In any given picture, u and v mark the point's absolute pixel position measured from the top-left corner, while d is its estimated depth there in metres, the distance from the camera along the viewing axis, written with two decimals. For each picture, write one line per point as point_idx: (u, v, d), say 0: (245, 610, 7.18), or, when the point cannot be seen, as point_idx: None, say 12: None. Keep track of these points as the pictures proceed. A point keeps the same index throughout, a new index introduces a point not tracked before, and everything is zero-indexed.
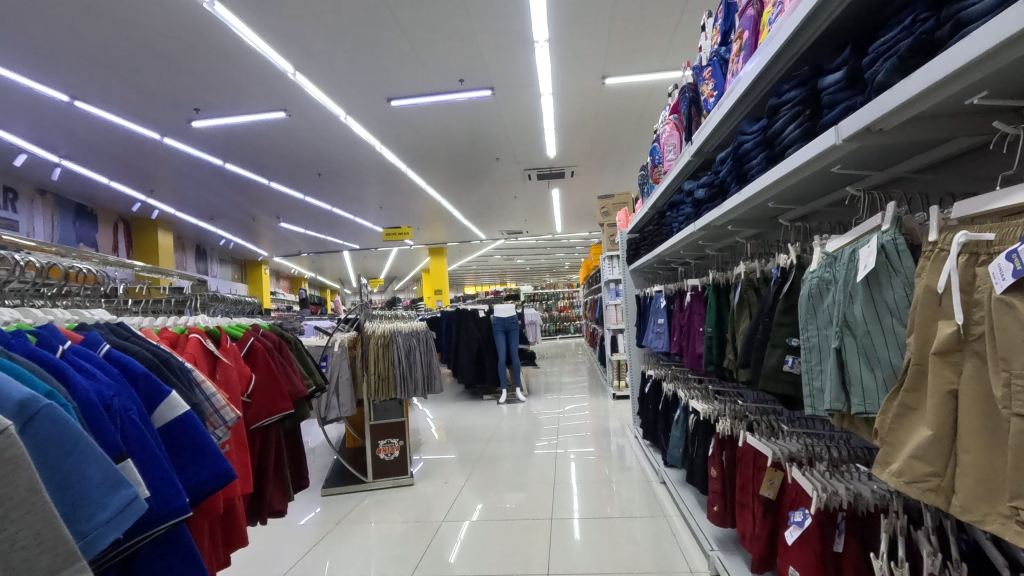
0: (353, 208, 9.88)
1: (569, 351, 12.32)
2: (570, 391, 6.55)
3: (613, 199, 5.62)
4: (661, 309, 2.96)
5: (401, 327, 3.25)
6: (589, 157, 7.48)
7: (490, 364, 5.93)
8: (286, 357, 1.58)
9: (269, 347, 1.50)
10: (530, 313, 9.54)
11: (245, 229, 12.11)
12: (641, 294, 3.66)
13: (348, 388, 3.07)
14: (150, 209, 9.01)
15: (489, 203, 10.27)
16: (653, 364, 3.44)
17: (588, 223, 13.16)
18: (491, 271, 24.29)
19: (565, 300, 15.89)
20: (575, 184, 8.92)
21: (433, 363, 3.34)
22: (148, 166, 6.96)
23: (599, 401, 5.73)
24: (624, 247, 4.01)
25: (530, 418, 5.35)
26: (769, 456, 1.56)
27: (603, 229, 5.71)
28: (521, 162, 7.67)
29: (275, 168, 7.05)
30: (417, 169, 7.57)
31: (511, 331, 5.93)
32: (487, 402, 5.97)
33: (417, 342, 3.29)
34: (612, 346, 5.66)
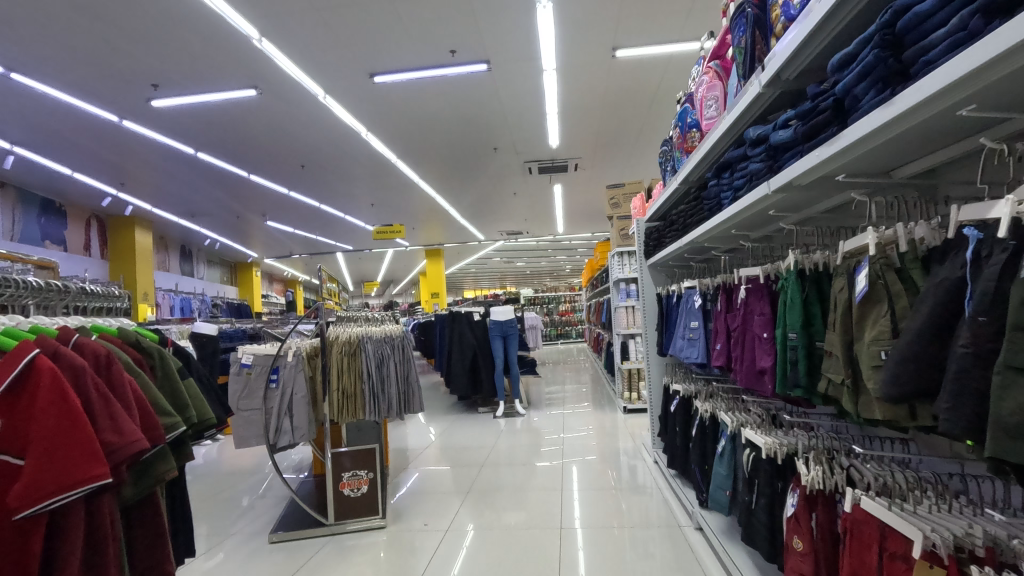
0: (343, 205, 9.29)
1: (572, 357, 11.67)
2: (575, 404, 5.92)
3: (624, 187, 5.03)
4: (695, 310, 2.38)
5: (373, 331, 2.63)
6: (594, 147, 6.92)
7: (486, 373, 5.33)
8: (113, 382, 1.17)
9: (80, 370, 1.09)
10: (531, 317, 8.92)
11: (233, 229, 11.55)
12: (662, 292, 3.08)
13: (305, 406, 2.49)
14: (124, 205, 8.45)
15: (488, 201, 9.71)
16: (681, 378, 2.84)
17: (591, 223, 12.58)
18: (491, 274, 23.72)
19: (566, 303, 15.27)
20: (580, 178, 8.33)
21: (412, 377, 2.71)
22: (113, 154, 6.38)
23: (608, 414, 5.12)
24: (641, 238, 3.44)
25: (531, 433, 4.74)
26: (919, 543, 0.97)
27: (612, 223, 5.14)
28: (521, 153, 7.10)
29: (253, 158, 6.49)
30: (408, 161, 7.01)
31: (510, 337, 5.30)
32: (482, 416, 5.35)
33: (391, 350, 2.64)
34: (622, 353, 5.05)
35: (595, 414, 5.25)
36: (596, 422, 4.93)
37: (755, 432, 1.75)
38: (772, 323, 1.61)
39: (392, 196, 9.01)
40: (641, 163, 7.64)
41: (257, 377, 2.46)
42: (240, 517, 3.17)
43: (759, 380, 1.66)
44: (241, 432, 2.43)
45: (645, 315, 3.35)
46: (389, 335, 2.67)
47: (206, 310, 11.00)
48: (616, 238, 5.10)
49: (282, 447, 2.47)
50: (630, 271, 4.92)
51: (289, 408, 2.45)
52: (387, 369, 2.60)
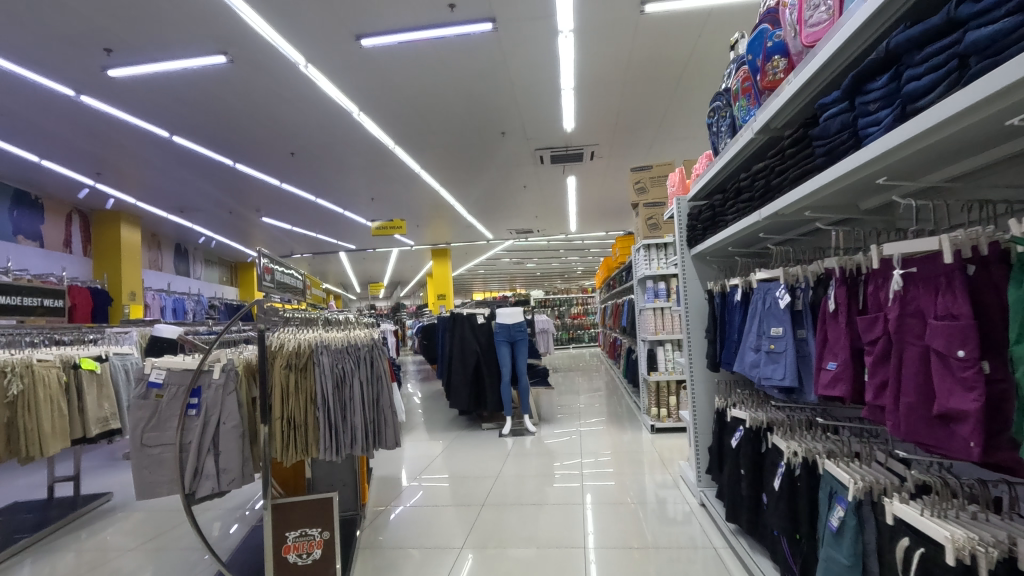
0: (341, 199, 8.68)
1: (585, 363, 10.97)
2: (593, 419, 5.21)
3: (650, 169, 4.38)
4: (779, 311, 1.69)
5: (331, 338, 1.96)
6: (613, 130, 6.24)
7: (490, 384, 4.65)
8: None
9: None
10: (542, 319, 8.24)
11: (229, 227, 10.97)
12: (714, 289, 2.38)
13: (237, 440, 1.83)
14: (105, 198, 7.88)
15: (496, 196, 9.06)
16: (743, 404, 2.17)
17: (605, 221, 11.89)
18: (500, 275, 23.06)
19: (578, 306, 14.62)
20: (595, 168, 7.64)
21: (383, 401, 2.04)
22: (80, 137, 5.77)
23: (632, 434, 4.42)
24: (682, 222, 2.75)
25: (543, 454, 4.05)
26: None
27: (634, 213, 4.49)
28: (533, 138, 6.43)
29: (235, 142, 5.88)
30: (407, 147, 6.38)
31: (518, 342, 4.59)
32: (486, 432, 4.67)
33: (355, 363, 1.97)
34: (649, 363, 4.32)
35: (617, 432, 4.55)
36: (618, 442, 4.21)
37: (923, 518, 1.05)
38: (972, 335, 0.92)
39: (392, 189, 8.38)
40: (664, 149, 6.94)
41: (172, 400, 1.79)
42: (178, 569, 2.51)
43: (943, 432, 0.97)
44: (145, 476, 1.76)
45: (687, 318, 2.67)
46: (353, 342, 1.99)
47: (199, 310, 10.42)
48: (640, 229, 4.41)
49: (203, 498, 1.79)
50: (658, 268, 4.22)
51: (214, 443, 1.79)
52: (348, 389, 1.92)
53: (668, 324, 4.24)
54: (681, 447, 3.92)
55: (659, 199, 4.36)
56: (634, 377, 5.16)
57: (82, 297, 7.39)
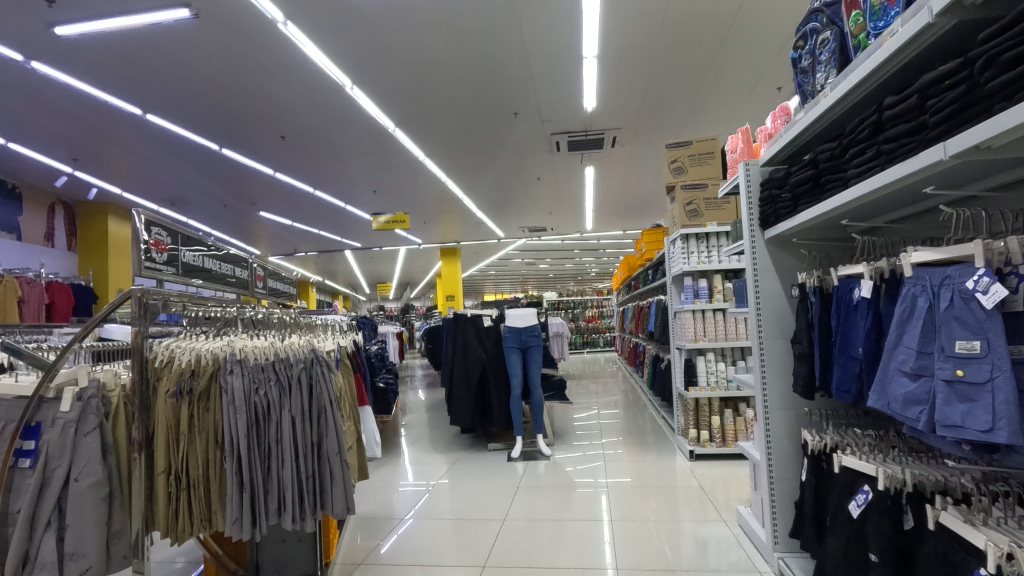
0: (341, 191, 8.11)
1: (601, 369, 10.29)
2: (617, 437, 4.53)
3: (689, 146, 3.72)
4: (973, 312, 1.00)
5: (251, 349, 1.34)
6: (637, 108, 5.62)
7: (497, 397, 3.99)
8: None
9: None
10: (556, 322, 7.58)
11: (226, 223, 10.42)
12: (809, 282, 1.70)
13: (98, 510, 1.18)
14: (87, 188, 7.35)
15: (507, 189, 8.46)
16: (857, 451, 1.49)
17: (623, 218, 11.25)
18: (511, 277, 22.47)
19: (593, 309, 13.96)
20: (616, 156, 6.99)
21: (330, 444, 1.40)
22: (45, 114, 5.22)
23: (665, 458, 3.75)
24: (751, 194, 2.07)
25: (561, 481, 3.39)
26: None
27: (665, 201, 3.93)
28: (548, 119, 5.81)
29: (219, 120, 5.32)
30: (409, 128, 5.79)
31: (532, 349, 3.91)
32: (492, 453, 4.01)
33: (285, 389, 1.33)
34: (687, 376, 3.62)
35: (647, 455, 3.87)
36: (649, 469, 3.54)
37: None
38: None
39: (396, 180, 7.80)
40: (692, 132, 6.28)
41: None
42: None
43: None
44: None
45: (759, 320, 2.00)
46: (285, 355, 1.36)
47: None
48: (676, 217, 3.74)
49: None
50: (699, 263, 3.55)
51: (56, 512, 1.14)
52: (274, 426, 1.30)
53: (710, 329, 3.54)
54: (726, 477, 3.25)
55: (699, 179, 3.68)
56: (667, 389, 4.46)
57: (60, 293, 6.84)
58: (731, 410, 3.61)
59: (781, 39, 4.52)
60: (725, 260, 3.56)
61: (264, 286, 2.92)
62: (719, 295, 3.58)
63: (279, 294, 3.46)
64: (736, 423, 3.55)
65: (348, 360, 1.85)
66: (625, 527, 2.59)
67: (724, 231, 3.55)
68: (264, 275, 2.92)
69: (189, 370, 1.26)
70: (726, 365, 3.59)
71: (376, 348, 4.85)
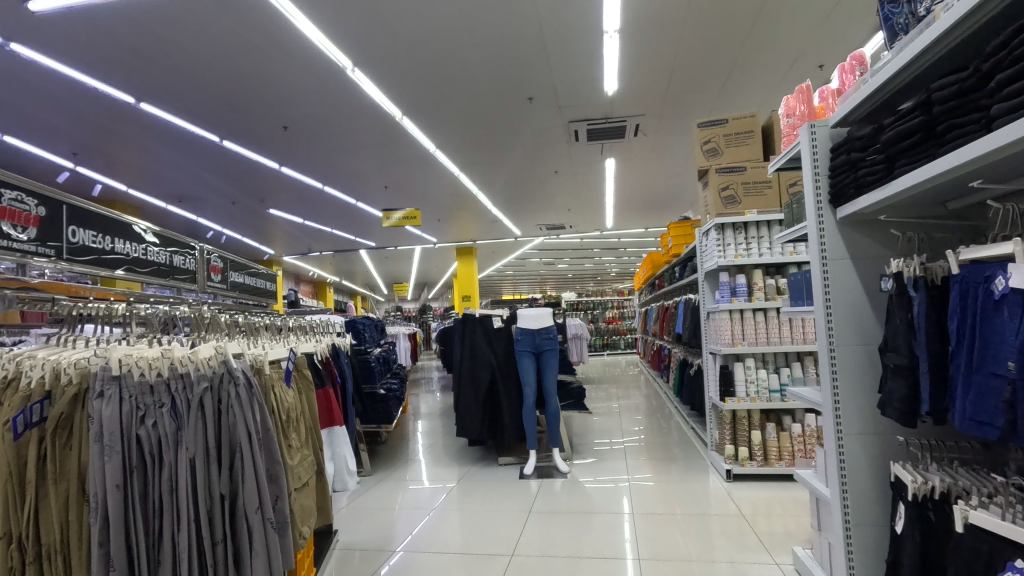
0: (351, 187, 7.82)
1: (622, 373, 9.83)
2: (642, 450, 4.09)
3: (725, 124, 3.27)
4: None
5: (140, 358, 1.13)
6: (662, 90, 5.20)
7: (508, 406, 3.61)
8: None
9: None
10: (575, 324, 7.14)
11: (237, 221, 10.22)
12: (908, 273, 1.29)
13: None
14: (91, 184, 7.16)
15: (524, 184, 8.10)
16: (997, 506, 1.07)
17: (646, 215, 10.79)
18: (530, 277, 22.07)
19: (613, 309, 13.48)
20: (639, 145, 6.56)
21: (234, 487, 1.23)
22: (37, 103, 5.00)
23: (698, 476, 3.31)
24: (818, 165, 1.64)
25: (581, 502, 2.99)
26: None
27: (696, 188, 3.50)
28: (566, 105, 5.43)
29: (218, 105, 5.07)
30: (417, 115, 5.46)
31: (546, 352, 3.52)
32: (502, 468, 3.61)
33: (173, 420, 1.17)
34: (722, 385, 3.17)
35: (677, 473, 3.43)
36: (679, 489, 3.11)
37: None
38: None
39: (408, 175, 7.48)
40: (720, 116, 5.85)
41: None
42: None
43: None
44: None
45: (830, 323, 1.59)
46: (182, 373, 1.18)
47: None
48: (710, 205, 3.30)
49: None
50: (737, 257, 3.14)
51: None
52: (164, 466, 1.14)
53: (750, 331, 3.12)
54: (770, 503, 2.80)
55: (735, 162, 3.23)
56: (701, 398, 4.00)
57: None
58: (774, 425, 3.15)
59: (825, 9, 4.07)
60: (767, 253, 3.13)
61: (219, 277, 2.71)
62: (760, 292, 3.14)
63: (250, 293, 3.23)
64: (781, 440, 3.08)
65: (308, 373, 1.60)
66: (656, 567, 2.18)
67: (766, 220, 3.11)
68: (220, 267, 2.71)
69: (41, 391, 1.13)
70: (767, 372, 3.14)
71: (381, 351, 4.49)
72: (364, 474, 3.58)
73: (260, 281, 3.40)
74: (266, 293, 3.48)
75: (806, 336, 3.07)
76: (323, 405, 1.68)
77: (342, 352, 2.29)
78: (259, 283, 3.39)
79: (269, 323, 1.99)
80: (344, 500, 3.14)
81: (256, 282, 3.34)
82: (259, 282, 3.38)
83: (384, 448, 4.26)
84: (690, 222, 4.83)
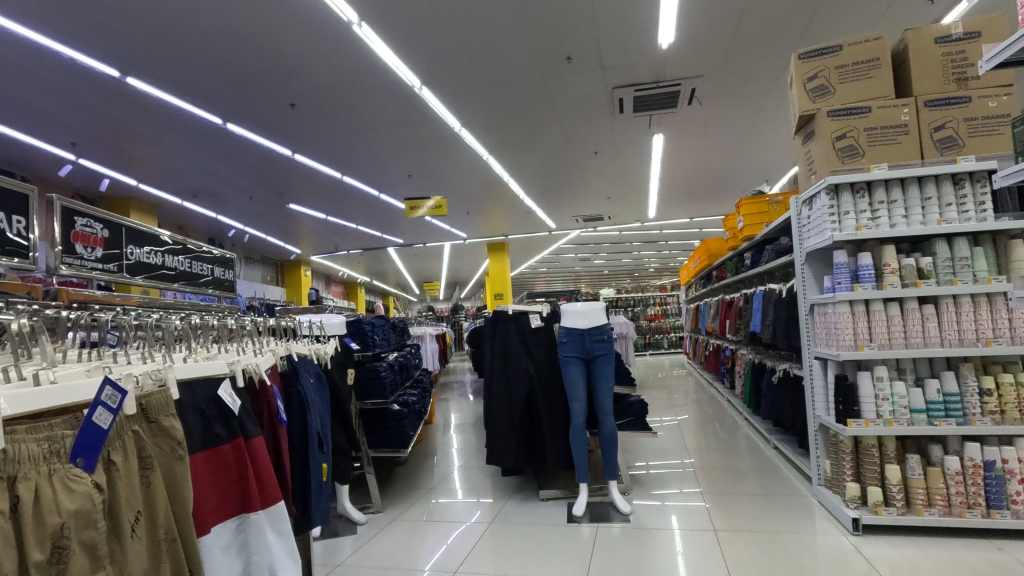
0: (372, 176, 7.23)
1: (669, 376, 8.98)
2: (719, 476, 3.28)
3: (838, 52, 2.45)
4: None
5: None
6: (728, 42, 4.37)
7: (551, 426, 2.86)
8: None
9: None
10: (620, 322, 6.36)
11: (259, 218, 9.77)
12: None
13: None
14: (98, 178, 6.72)
15: (560, 169, 7.37)
16: None
17: (693, 203, 9.89)
18: (564, 274, 21.31)
19: (655, 306, 12.61)
20: (693, 116, 5.74)
21: None
22: (18, 82, 4.50)
23: (806, 520, 2.50)
24: None
25: (655, 560, 2.22)
26: None
27: (795, 144, 2.69)
28: (611, 67, 4.65)
29: (214, 76, 4.49)
30: (439, 83, 4.79)
31: (599, 358, 2.75)
32: (546, 505, 2.86)
33: None
34: (842, 403, 2.36)
35: (774, 512, 2.62)
36: (786, 541, 2.30)
37: None
38: None
39: (434, 161, 6.84)
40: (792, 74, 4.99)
41: None
42: None
43: None
44: None
45: None
46: None
47: None
48: (817, 161, 2.48)
49: None
50: (859, 229, 2.33)
51: None
52: None
53: (881, 330, 2.31)
54: (928, 570, 1.97)
55: (855, 102, 2.41)
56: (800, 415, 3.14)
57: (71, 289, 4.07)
58: (918, 457, 2.31)
59: None
60: (902, 224, 2.31)
61: (104, 254, 1.44)
62: (894, 276, 2.31)
63: (193, 285, 1.93)
64: (929, 478, 2.25)
65: (161, 426, 0.84)
66: None
67: (900, 177, 2.29)
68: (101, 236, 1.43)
69: None
70: (905, 385, 2.31)
71: (398, 356, 3.78)
72: (374, 511, 2.88)
73: (213, 269, 2.09)
74: (224, 287, 2.17)
75: (962, 337, 2.23)
76: (233, 475, 0.97)
77: (311, 360, 1.59)
78: (213, 272, 2.08)
79: (143, 318, 1.19)
80: (347, 550, 2.46)
81: (207, 269, 2.04)
82: (212, 272, 2.07)
83: (402, 472, 3.56)
84: (766, 198, 3.98)
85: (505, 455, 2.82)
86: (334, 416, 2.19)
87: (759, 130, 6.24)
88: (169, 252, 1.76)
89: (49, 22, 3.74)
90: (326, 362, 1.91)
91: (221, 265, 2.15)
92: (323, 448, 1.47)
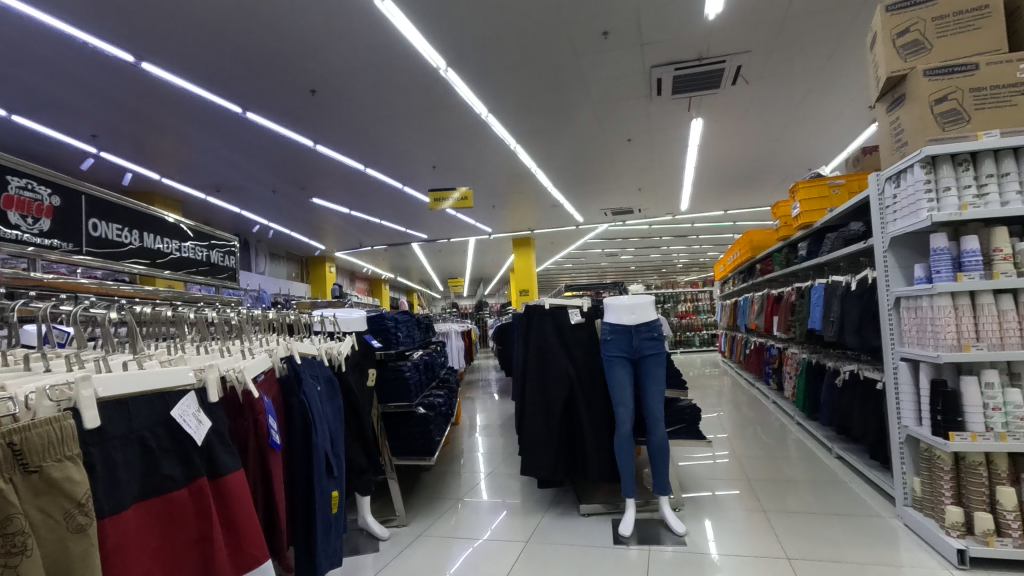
0: (396, 167, 7.01)
1: (704, 375, 8.58)
2: (777, 489, 2.94)
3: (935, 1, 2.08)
4: None
5: None
6: (784, 11, 3.97)
7: (593, 434, 2.57)
8: None
9: None
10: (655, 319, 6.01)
11: (283, 213, 9.67)
12: None
13: None
14: (121, 172, 6.65)
15: (590, 159, 7.05)
16: None
17: (729, 194, 9.42)
18: (590, 270, 20.87)
19: (687, 303, 12.16)
20: (736, 98, 5.36)
21: None
22: (33, 70, 4.37)
23: (897, 545, 2.14)
24: None
25: None
26: None
27: (877, 113, 2.34)
28: (650, 43, 4.31)
29: (231, 60, 4.30)
30: (465, 64, 4.51)
31: (648, 358, 2.44)
32: (587, 521, 2.56)
33: None
34: (942, 413, 2.00)
35: (854, 536, 2.27)
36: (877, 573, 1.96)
37: None
38: None
39: (459, 152, 6.58)
40: (848, 47, 4.57)
41: None
42: None
43: None
44: None
45: None
46: None
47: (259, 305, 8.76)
48: (909, 130, 2.13)
49: None
50: (963, 208, 1.97)
51: None
52: None
53: (990, 328, 1.95)
54: None
55: (956, 59, 2.04)
56: (878, 424, 2.75)
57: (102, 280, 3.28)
58: None
59: None
60: (1016, 201, 1.94)
61: (54, 226, 1.23)
62: (1007, 263, 1.94)
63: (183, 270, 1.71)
64: None
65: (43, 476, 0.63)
66: None
67: (1014, 146, 1.92)
68: (49, 203, 1.22)
69: None
70: (1021, 394, 1.95)
71: (423, 355, 3.53)
72: (398, 524, 2.62)
73: (211, 253, 1.88)
74: (226, 275, 1.96)
75: None
76: (190, 536, 0.82)
77: (318, 362, 1.34)
78: (210, 257, 1.86)
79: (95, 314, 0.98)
80: (369, 570, 2.20)
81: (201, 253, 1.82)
82: (208, 257, 1.86)
83: (428, 479, 3.32)
84: (826, 180, 3.59)
85: (541, 465, 2.54)
86: (352, 425, 1.94)
87: (806, 112, 5.81)
88: (147, 230, 1.55)
89: (61, 4, 3.58)
90: (339, 363, 1.65)
91: (222, 249, 1.94)
92: (332, 473, 1.20)
